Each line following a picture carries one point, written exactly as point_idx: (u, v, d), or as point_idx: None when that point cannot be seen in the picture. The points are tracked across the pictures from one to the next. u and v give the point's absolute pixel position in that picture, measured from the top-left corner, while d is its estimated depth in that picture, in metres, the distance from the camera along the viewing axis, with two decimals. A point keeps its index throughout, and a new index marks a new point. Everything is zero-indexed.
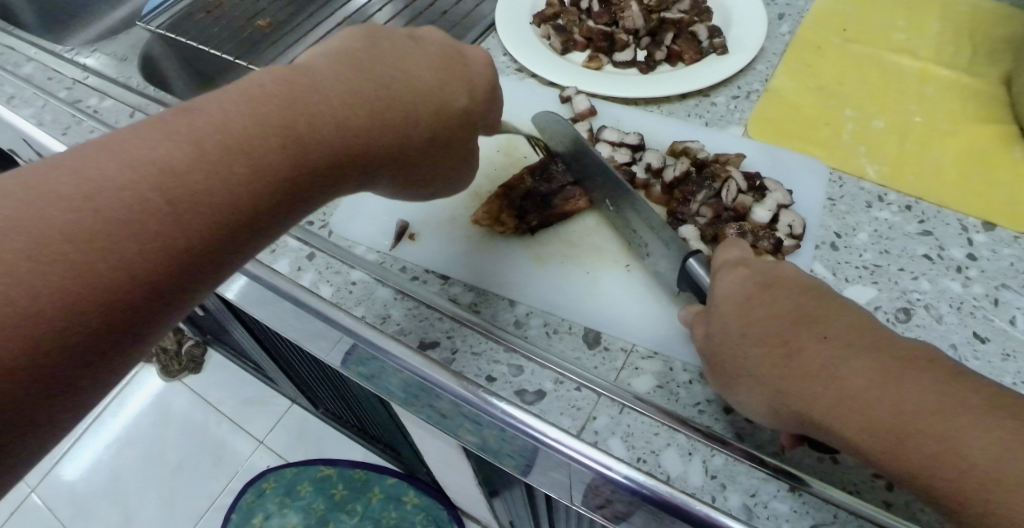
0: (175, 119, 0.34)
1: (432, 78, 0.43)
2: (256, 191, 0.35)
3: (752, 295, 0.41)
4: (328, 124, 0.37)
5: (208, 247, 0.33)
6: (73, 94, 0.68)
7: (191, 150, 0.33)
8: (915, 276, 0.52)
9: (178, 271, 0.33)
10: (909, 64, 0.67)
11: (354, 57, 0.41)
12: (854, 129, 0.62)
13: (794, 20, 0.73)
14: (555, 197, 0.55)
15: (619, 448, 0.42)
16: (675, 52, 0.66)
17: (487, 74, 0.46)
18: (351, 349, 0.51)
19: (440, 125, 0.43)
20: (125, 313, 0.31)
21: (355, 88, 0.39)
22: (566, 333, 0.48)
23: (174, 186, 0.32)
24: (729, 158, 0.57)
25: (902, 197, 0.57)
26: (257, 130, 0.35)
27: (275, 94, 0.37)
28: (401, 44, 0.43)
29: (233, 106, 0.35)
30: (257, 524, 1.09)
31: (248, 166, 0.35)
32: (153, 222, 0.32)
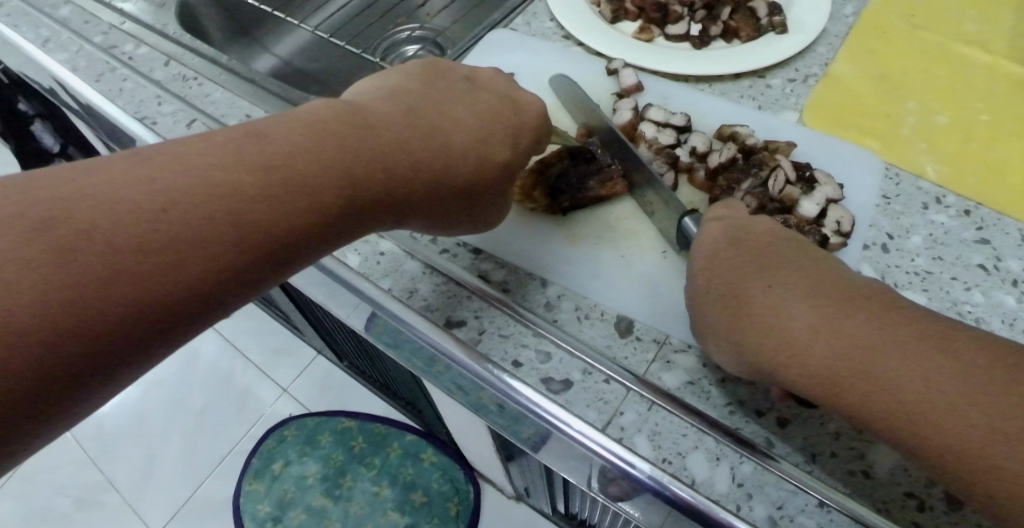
0: (242, 142, 0.34)
1: (479, 127, 0.43)
2: (301, 221, 0.34)
3: (741, 277, 0.41)
4: (380, 164, 0.38)
5: (241, 274, 0.32)
6: (108, 39, 0.67)
7: (259, 174, 0.33)
8: (968, 287, 0.50)
9: (209, 296, 0.31)
10: (981, 57, 0.63)
11: (411, 104, 0.42)
12: (916, 124, 0.58)
13: (859, 1, 0.68)
14: (592, 178, 0.53)
15: (643, 446, 0.40)
16: (731, 28, 0.62)
17: (535, 120, 0.47)
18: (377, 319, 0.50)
19: (485, 179, 0.43)
20: (157, 324, 0.30)
21: (412, 135, 0.40)
22: (597, 319, 0.47)
23: (232, 205, 0.32)
24: (778, 146, 0.54)
25: (961, 200, 0.54)
26: (321, 164, 0.35)
27: (338, 132, 0.37)
28: (459, 91, 0.45)
29: (299, 138, 0.36)
30: (276, 470, 1.12)
31: (299, 200, 0.34)
32: (206, 243, 0.31)
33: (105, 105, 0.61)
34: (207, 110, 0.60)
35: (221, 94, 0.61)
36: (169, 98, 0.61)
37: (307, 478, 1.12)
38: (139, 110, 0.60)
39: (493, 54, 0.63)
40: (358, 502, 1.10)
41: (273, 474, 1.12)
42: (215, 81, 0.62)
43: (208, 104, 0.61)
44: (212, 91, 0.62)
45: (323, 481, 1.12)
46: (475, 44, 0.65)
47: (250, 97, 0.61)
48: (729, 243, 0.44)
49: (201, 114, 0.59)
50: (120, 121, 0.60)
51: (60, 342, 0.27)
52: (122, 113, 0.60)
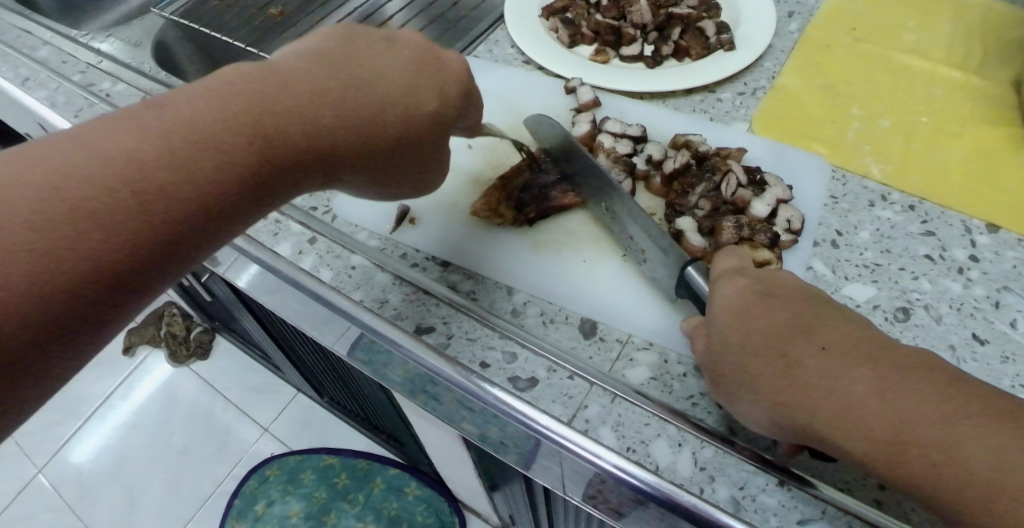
0: (141, 112, 0.35)
1: (400, 77, 0.41)
2: (210, 191, 0.35)
3: (751, 305, 0.41)
4: (288, 128, 0.37)
5: (156, 240, 0.33)
6: (87, 78, 0.69)
7: (155, 146, 0.33)
8: (916, 276, 0.52)
9: (130, 265, 0.32)
10: (919, 64, 0.66)
11: (322, 56, 0.40)
12: (860, 128, 0.61)
13: (804, 18, 0.72)
14: (553, 190, 0.56)
15: (608, 437, 0.42)
16: (682, 47, 0.66)
17: (462, 75, 0.44)
18: (357, 340, 0.51)
19: (409, 130, 0.41)
20: (78, 299, 0.31)
21: (325, 91, 0.38)
22: (562, 322, 0.49)
23: (130, 179, 0.32)
24: (730, 152, 0.57)
25: (905, 197, 0.57)
26: (224, 132, 0.35)
27: (240, 93, 0.36)
28: (379, 40, 0.42)
29: (197, 103, 0.35)
30: (258, 510, 1.10)
31: (200, 166, 0.34)
32: (107, 220, 0.32)
33: None
34: None
35: None
36: None
37: (290, 517, 1.10)
38: None
39: None
40: None
41: (255, 514, 1.09)
42: None
43: None
44: None
45: (307, 520, 1.10)
46: None
47: None
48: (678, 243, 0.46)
49: None
50: None
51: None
52: None
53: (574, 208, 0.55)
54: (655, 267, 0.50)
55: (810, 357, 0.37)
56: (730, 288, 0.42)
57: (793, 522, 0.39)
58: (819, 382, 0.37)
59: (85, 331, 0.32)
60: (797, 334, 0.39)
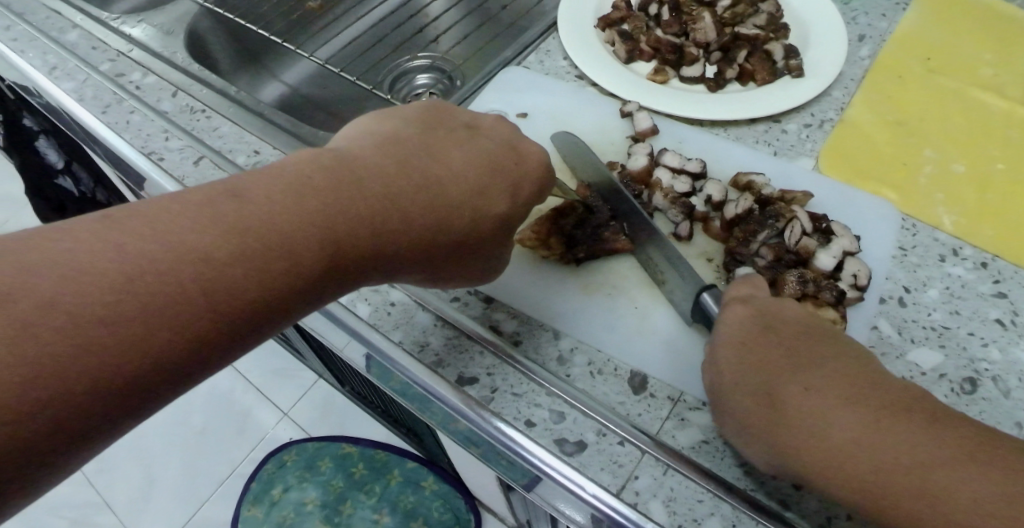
0: (228, 200, 0.34)
1: (472, 178, 0.42)
2: (279, 291, 0.34)
3: (809, 366, 0.39)
4: (368, 225, 0.37)
5: (226, 333, 0.33)
6: (116, 67, 0.66)
7: (234, 240, 0.33)
8: (985, 342, 0.49)
9: (199, 357, 0.32)
10: (996, 102, 0.62)
11: (404, 152, 0.41)
12: (932, 173, 0.58)
13: (875, 43, 0.67)
14: (606, 230, 0.52)
15: (658, 512, 0.40)
16: (747, 71, 0.61)
17: (537, 171, 0.45)
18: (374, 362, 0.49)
19: (478, 231, 0.42)
20: (144, 386, 0.31)
21: (404, 190, 0.39)
22: (610, 375, 0.46)
23: (204, 273, 0.32)
24: (795, 197, 0.53)
25: (977, 252, 0.54)
26: (300, 230, 0.35)
27: (321, 188, 0.36)
28: (458, 137, 0.44)
29: (283, 195, 0.35)
30: (275, 496, 1.10)
31: (280, 264, 0.34)
32: (173, 312, 0.31)
33: (110, 136, 0.60)
34: (215, 145, 0.60)
35: (229, 127, 0.61)
36: (176, 133, 0.60)
37: (307, 505, 1.11)
38: (145, 144, 0.59)
39: (507, 94, 0.63)
40: None
41: (272, 499, 1.10)
42: (224, 115, 0.62)
43: (216, 138, 0.60)
44: (220, 126, 0.61)
45: (322, 508, 1.11)
46: (488, 82, 0.64)
47: (260, 132, 0.61)
48: (739, 302, 0.44)
49: (210, 150, 0.59)
50: (126, 153, 0.59)
51: (29, 421, 0.28)
52: (128, 146, 0.59)
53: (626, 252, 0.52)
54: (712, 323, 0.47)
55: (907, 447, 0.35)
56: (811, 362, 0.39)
57: None
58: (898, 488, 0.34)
59: (119, 416, 0.30)
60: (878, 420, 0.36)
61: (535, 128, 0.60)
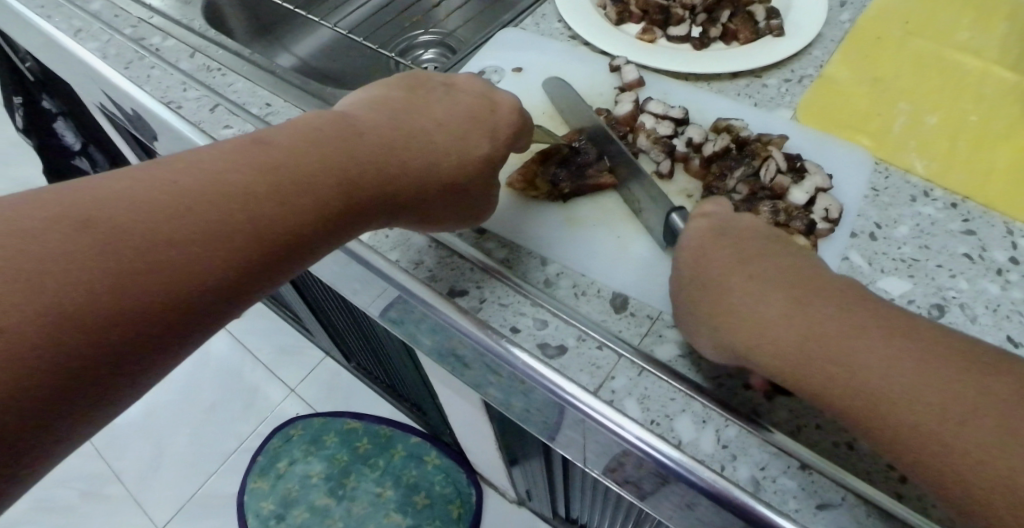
0: (242, 148, 0.37)
1: (458, 127, 0.45)
2: (304, 224, 0.37)
3: (772, 283, 0.40)
4: (367, 168, 0.40)
5: (261, 265, 0.35)
6: (137, 32, 0.70)
7: (259, 173, 0.36)
8: (953, 274, 0.51)
9: (236, 287, 0.35)
10: (971, 62, 0.65)
11: (390, 108, 0.44)
12: (906, 123, 0.60)
13: (856, 9, 0.71)
14: (590, 168, 0.56)
15: (633, 409, 0.42)
16: (730, 31, 0.65)
17: (514, 116, 0.48)
18: (396, 300, 0.52)
19: (464, 172, 0.45)
20: (189, 313, 0.33)
21: (392, 139, 0.42)
22: (592, 296, 0.49)
23: (239, 207, 0.35)
24: (771, 139, 0.57)
25: (948, 194, 0.56)
26: (318, 168, 0.38)
27: (329, 136, 0.40)
28: (436, 92, 0.47)
29: (294, 142, 0.39)
30: (281, 469, 1.13)
31: (301, 200, 0.37)
32: (211, 243, 0.34)
33: (132, 90, 0.64)
34: (228, 97, 0.63)
35: (242, 83, 0.64)
36: (194, 85, 0.64)
37: (312, 478, 1.13)
38: (165, 95, 0.63)
39: (501, 54, 0.66)
40: (361, 502, 1.11)
41: (278, 472, 1.13)
42: (238, 72, 0.65)
43: (229, 92, 0.64)
44: (234, 81, 0.65)
45: (327, 481, 1.13)
46: (486, 43, 0.68)
47: (271, 87, 0.64)
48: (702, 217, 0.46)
49: (223, 100, 0.62)
50: (146, 105, 0.63)
51: (95, 341, 0.30)
52: (148, 97, 0.63)
53: (610, 190, 0.55)
54: None
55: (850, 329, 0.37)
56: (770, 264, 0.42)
57: (812, 506, 0.39)
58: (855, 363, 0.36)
59: (169, 344, 0.33)
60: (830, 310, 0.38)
61: (528, 81, 0.64)
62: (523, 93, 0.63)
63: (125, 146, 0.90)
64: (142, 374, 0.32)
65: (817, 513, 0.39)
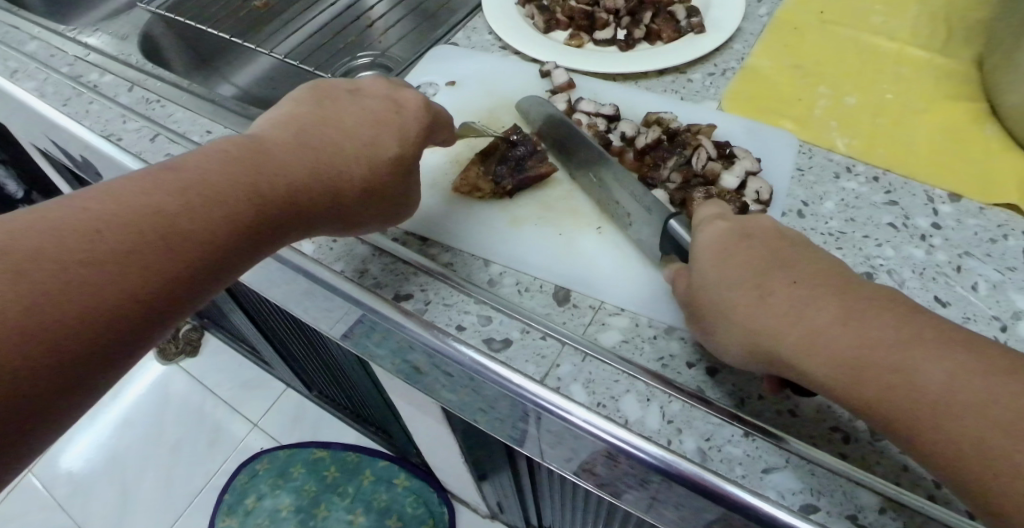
0: (150, 175, 0.38)
1: (364, 133, 0.45)
2: (216, 244, 0.38)
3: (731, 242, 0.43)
4: (278, 182, 0.41)
5: (185, 282, 0.37)
6: (74, 70, 0.70)
7: (162, 197, 0.37)
8: (880, 243, 0.54)
9: (161, 305, 0.36)
10: (885, 45, 0.69)
11: (296, 123, 0.44)
12: (826, 105, 0.63)
13: (774, 3, 0.74)
14: (529, 161, 0.58)
15: (579, 393, 0.43)
16: (654, 31, 0.67)
17: (422, 116, 0.48)
18: (356, 323, 0.52)
19: (377, 176, 0.45)
20: (115, 334, 0.34)
21: (298, 153, 0.43)
22: (537, 291, 0.50)
23: (154, 229, 0.36)
24: (700, 128, 0.59)
25: (869, 169, 0.59)
26: (228, 189, 0.39)
27: (238, 155, 0.41)
28: (342, 99, 0.47)
29: (203, 164, 0.40)
30: (249, 504, 1.11)
31: (215, 217, 0.38)
32: (129, 267, 0.35)
33: (71, 125, 0.64)
34: (169, 126, 0.64)
35: (183, 113, 0.65)
36: (133, 117, 0.64)
37: (281, 511, 1.10)
38: (105, 128, 0.63)
39: (435, 67, 0.68)
40: None
41: (246, 508, 1.10)
42: (177, 102, 0.66)
43: (170, 121, 0.64)
44: (174, 111, 0.65)
45: (297, 513, 1.10)
46: (422, 58, 0.70)
47: (211, 114, 0.65)
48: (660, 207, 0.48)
49: (163, 129, 0.63)
50: (86, 139, 0.63)
51: (25, 368, 0.31)
52: (87, 131, 0.63)
53: (553, 181, 0.57)
54: (645, 239, 0.51)
55: (780, 289, 0.40)
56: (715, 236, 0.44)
57: (758, 470, 0.40)
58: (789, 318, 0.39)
59: (101, 365, 0.34)
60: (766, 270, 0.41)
61: (462, 93, 0.65)
62: (460, 103, 0.65)
63: (71, 187, 0.90)
64: (59, 410, 0.33)
65: (764, 476, 0.40)
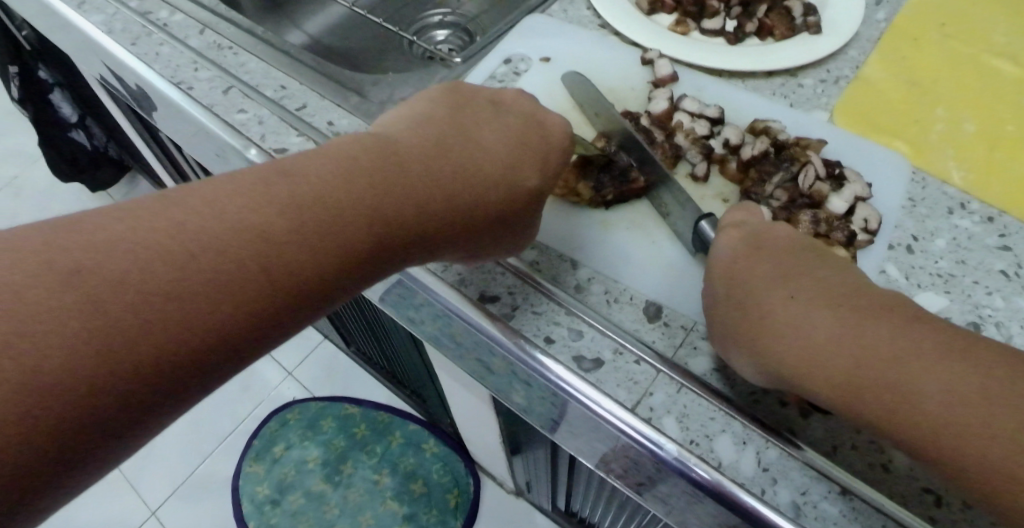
0: (268, 179, 0.34)
1: (506, 154, 0.42)
2: (326, 276, 0.34)
3: (765, 264, 0.42)
4: (406, 204, 0.37)
5: (279, 316, 0.33)
6: (144, 5, 0.66)
7: (279, 213, 0.33)
8: (990, 291, 0.50)
9: (245, 346, 0.32)
10: (1009, 68, 0.63)
11: (436, 135, 0.41)
12: (943, 130, 0.59)
13: (892, 7, 0.69)
14: (635, 169, 0.53)
15: (672, 428, 0.41)
16: (766, 26, 0.63)
17: (564, 142, 0.46)
18: (416, 300, 0.50)
19: (514, 205, 0.42)
20: (190, 375, 0.30)
21: (435, 169, 0.39)
22: (626, 303, 0.47)
23: (257, 253, 0.32)
24: (810, 143, 0.55)
25: (985, 207, 0.55)
26: (350, 209, 0.35)
27: (366, 168, 0.37)
28: (482, 114, 0.44)
29: (327, 174, 0.36)
30: (278, 452, 1.12)
31: (330, 243, 0.34)
32: (223, 298, 0.31)
33: (139, 67, 0.61)
34: (242, 78, 0.60)
35: (256, 64, 0.61)
36: (206, 65, 0.60)
37: (308, 463, 1.12)
38: (175, 74, 0.60)
39: (524, 41, 0.63)
40: (357, 489, 1.10)
41: (274, 455, 1.12)
42: (250, 51, 0.62)
43: (242, 72, 0.60)
44: (248, 61, 0.61)
45: (323, 466, 1.12)
46: (510, 29, 0.65)
47: (286, 68, 0.61)
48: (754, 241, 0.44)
49: (236, 81, 0.59)
50: (154, 83, 0.60)
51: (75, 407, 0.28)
52: (156, 76, 0.60)
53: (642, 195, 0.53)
54: None
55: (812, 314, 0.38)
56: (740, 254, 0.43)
57: None
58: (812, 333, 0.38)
59: (163, 406, 0.30)
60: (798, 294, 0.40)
61: (555, 75, 0.61)
62: (552, 87, 0.60)
63: (126, 118, 0.86)
64: (111, 448, 0.29)
65: None
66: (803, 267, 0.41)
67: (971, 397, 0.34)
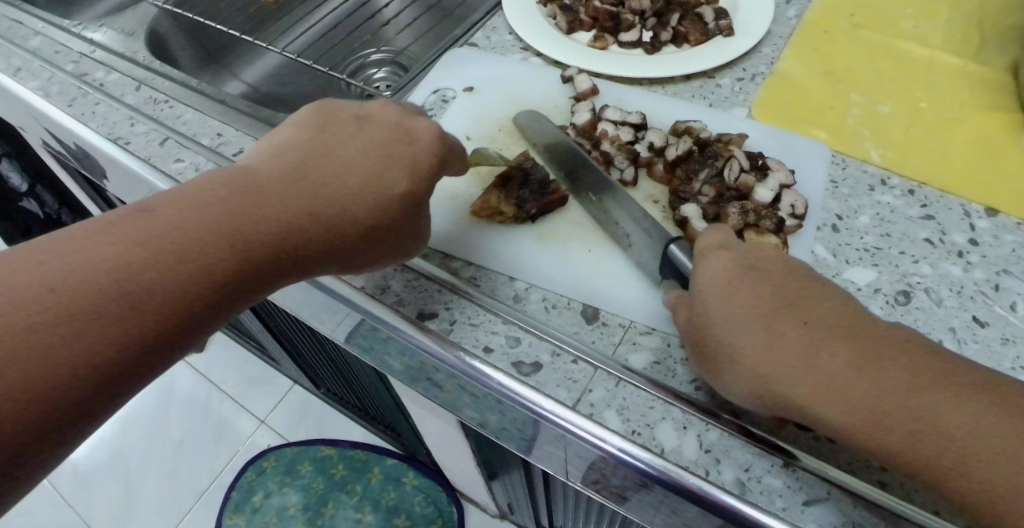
0: (124, 219, 0.37)
1: (370, 163, 0.43)
2: (191, 299, 0.36)
3: (733, 279, 0.42)
4: (263, 225, 0.39)
5: (155, 337, 0.35)
6: (80, 68, 0.68)
7: (132, 252, 0.35)
8: (917, 259, 0.52)
9: (127, 368, 0.35)
10: (916, 50, 0.67)
11: (296, 156, 0.42)
12: (859, 114, 0.61)
13: (802, 5, 0.72)
14: (553, 183, 0.55)
15: (614, 420, 0.42)
16: (681, 33, 0.65)
17: (435, 145, 0.46)
18: (362, 326, 0.51)
19: (383, 214, 0.43)
20: (89, 394, 0.34)
21: (292, 189, 0.41)
22: (565, 308, 0.48)
23: (113, 285, 0.34)
24: (731, 138, 0.57)
25: (905, 181, 0.57)
26: (200, 237, 0.37)
27: (217, 199, 0.39)
28: (348, 127, 0.45)
29: (179, 208, 0.38)
30: (257, 502, 1.10)
31: (184, 269, 0.36)
32: (92, 325, 0.33)
33: (76, 126, 0.62)
34: (179, 129, 0.62)
35: (192, 114, 0.63)
36: (142, 119, 0.62)
37: (289, 509, 1.10)
38: (112, 130, 0.61)
39: (452, 70, 0.66)
40: None
41: (253, 506, 1.09)
42: (186, 103, 0.64)
43: (179, 124, 0.62)
44: (183, 112, 0.63)
45: (305, 511, 1.10)
46: (439, 59, 0.67)
47: (221, 116, 0.62)
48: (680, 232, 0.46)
49: (172, 131, 0.61)
50: (91, 141, 0.61)
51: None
52: (93, 133, 0.61)
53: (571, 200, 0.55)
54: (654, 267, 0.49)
55: (791, 339, 0.38)
56: (717, 273, 0.42)
57: (799, 503, 0.39)
58: (801, 360, 0.37)
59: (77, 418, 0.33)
60: (773, 311, 0.40)
61: (482, 99, 0.63)
62: (480, 111, 0.62)
63: (76, 182, 0.87)
64: (34, 461, 0.33)
65: (804, 509, 0.39)
66: (783, 289, 0.41)
67: (950, 404, 0.34)
